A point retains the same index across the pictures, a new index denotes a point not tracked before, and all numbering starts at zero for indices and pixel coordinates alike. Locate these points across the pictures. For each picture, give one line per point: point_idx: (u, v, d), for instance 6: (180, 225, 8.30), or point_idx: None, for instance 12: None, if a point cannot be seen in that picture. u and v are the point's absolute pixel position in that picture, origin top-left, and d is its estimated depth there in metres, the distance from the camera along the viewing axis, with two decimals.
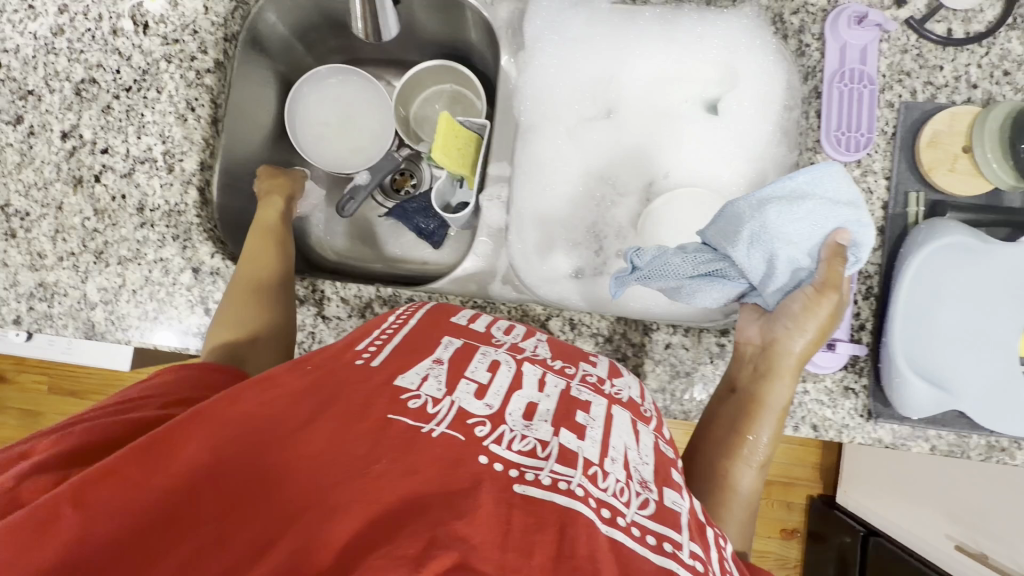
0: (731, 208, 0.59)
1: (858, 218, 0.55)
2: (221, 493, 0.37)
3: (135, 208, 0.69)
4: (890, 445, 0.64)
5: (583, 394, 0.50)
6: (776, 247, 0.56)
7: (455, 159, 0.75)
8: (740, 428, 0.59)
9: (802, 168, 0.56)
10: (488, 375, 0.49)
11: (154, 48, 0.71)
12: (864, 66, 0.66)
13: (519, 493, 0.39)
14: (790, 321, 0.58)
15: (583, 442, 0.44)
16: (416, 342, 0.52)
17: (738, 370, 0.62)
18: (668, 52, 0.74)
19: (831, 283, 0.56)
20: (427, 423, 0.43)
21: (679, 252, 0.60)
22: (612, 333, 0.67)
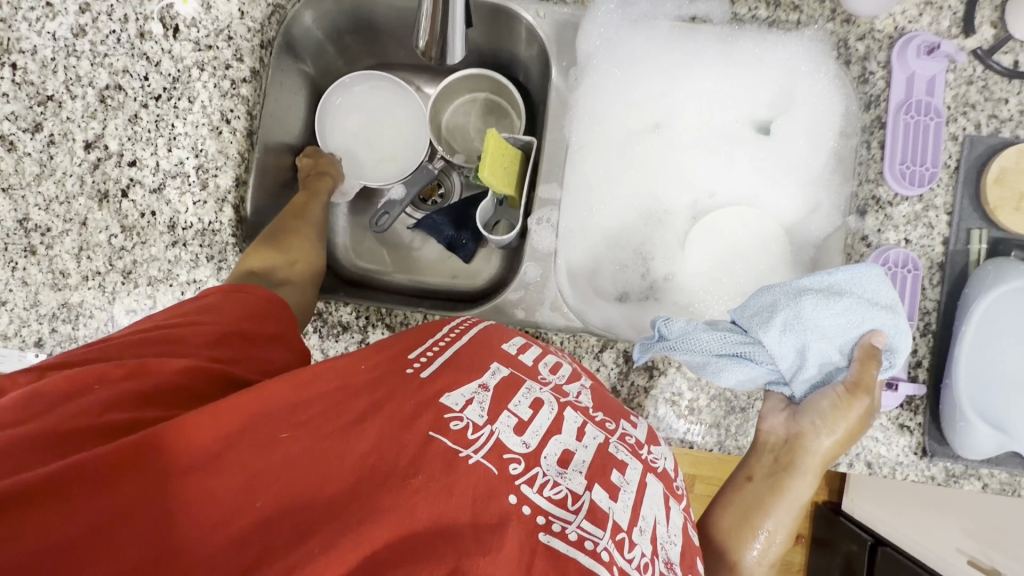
0: (764, 295, 0.60)
1: (894, 323, 0.57)
2: (266, 481, 0.37)
3: (166, 225, 0.65)
4: (943, 484, 0.63)
5: (620, 453, 0.47)
6: (810, 338, 0.57)
7: (501, 179, 0.72)
8: (752, 521, 0.57)
9: (842, 267, 0.58)
10: (529, 412, 0.46)
11: (185, 54, 0.66)
12: (931, 98, 0.65)
13: (543, 543, 0.38)
14: (818, 419, 0.56)
15: (615, 503, 0.42)
16: (471, 358, 0.49)
17: (756, 460, 0.60)
18: (724, 71, 0.74)
19: (863, 384, 0.55)
20: (466, 449, 0.41)
21: (708, 328, 0.59)
22: (667, 367, 0.65)
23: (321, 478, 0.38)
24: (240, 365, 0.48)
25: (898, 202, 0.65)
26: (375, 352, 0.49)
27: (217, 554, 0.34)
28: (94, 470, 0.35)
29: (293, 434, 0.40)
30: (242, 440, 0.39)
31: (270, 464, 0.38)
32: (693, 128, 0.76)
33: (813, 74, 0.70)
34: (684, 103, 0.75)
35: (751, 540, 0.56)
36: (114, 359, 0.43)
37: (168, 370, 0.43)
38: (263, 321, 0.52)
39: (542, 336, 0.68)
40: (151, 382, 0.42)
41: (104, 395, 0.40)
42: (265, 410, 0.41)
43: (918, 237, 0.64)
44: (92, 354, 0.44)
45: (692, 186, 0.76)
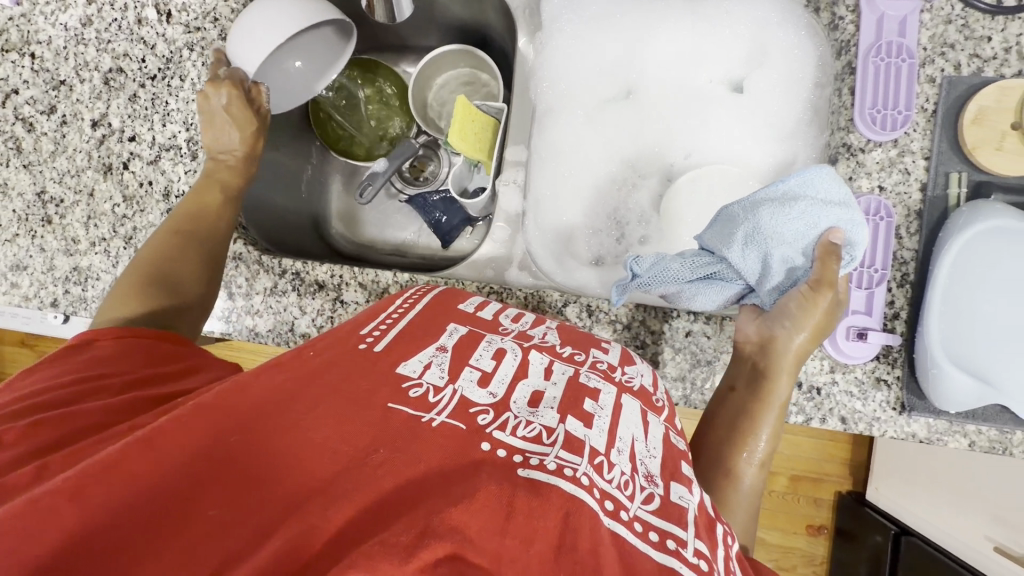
0: (724, 213, 0.61)
1: (850, 218, 0.56)
2: (212, 491, 0.36)
3: (161, 194, 0.71)
4: (925, 441, 0.61)
5: (592, 380, 0.50)
6: (771, 245, 0.57)
7: (472, 144, 0.75)
8: (739, 428, 0.58)
9: (791, 173, 0.57)
10: (492, 362, 0.49)
11: (177, 37, 0.72)
12: (902, 39, 0.62)
13: (524, 477, 0.39)
14: (788, 320, 0.57)
15: (590, 429, 0.44)
16: (421, 328, 0.52)
17: (737, 370, 0.61)
18: (694, 27, 0.73)
19: (827, 280, 0.56)
20: (428, 413, 0.43)
21: (677, 256, 0.59)
22: (630, 321, 0.66)
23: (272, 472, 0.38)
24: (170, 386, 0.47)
25: (871, 148, 0.63)
26: (320, 342, 0.50)
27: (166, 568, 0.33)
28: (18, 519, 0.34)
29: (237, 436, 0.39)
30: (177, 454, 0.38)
31: (217, 471, 0.37)
32: (665, 89, 0.75)
33: (783, 24, 0.69)
34: (654, 64, 0.75)
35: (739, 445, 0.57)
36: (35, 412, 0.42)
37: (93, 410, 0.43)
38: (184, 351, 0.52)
39: (507, 292, 0.68)
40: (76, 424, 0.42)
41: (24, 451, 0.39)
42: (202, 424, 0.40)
43: (893, 184, 0.62)
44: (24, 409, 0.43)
45: (667, 149, 0.76)
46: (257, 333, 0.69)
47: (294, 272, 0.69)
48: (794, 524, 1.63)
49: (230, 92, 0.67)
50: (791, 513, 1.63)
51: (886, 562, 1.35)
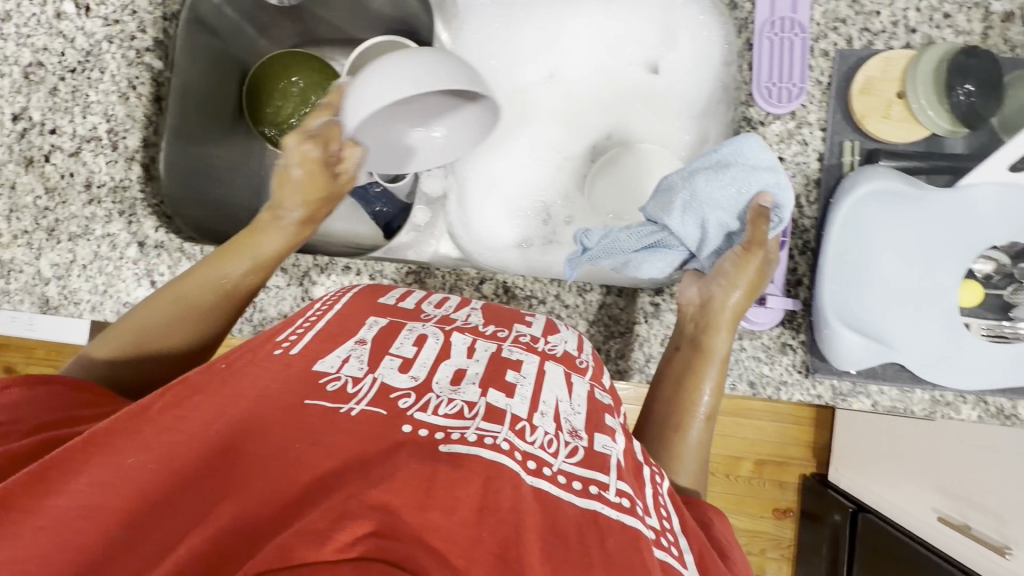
0: (665, 183, 0.63)
1: (778, 182, 0.58)
2: (112, 522, 0.33)
3: (82, 185, 0.71)
4: (831, 402, 0.63)
5: (514, 353, 0.51)
6: (707, 212, 0.60)
7: None
8: (686, 385, 0.58)
9: (724, 141, 0.59)
10: (414, 349, 0.49)
11: (95, 29, 0.72)
12: (795, 14, 0.64)
13: (445, 452, 0.38)
14: (723, 279, 0.59)
15: (512, 399, 0.44)
16: (342, 324, 0.51)
17: (680, 331, 0.61)
18: (605, 11, 0.75)
19: (757, 240, 0.58)
20: (347, 404, 0.41)
21: (625, 228, 0.62)
22: (546, 296, 0.67)
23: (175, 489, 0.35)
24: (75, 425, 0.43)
25: (771, 121, 0.65)
26: (231, 353, 0.47)
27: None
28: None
29: (132, 462, 0.36)
30: (59, 497, 0.33)
31: (112, 505, 0.34)
32: (583, 72, 0.77)
33: (688, 5, 0.71)
34: (570, 48, 0.76)
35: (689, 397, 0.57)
36: None
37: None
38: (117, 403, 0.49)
39: (425, 272, 0.69)
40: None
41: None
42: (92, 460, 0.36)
43: (792, 155, 0.64)
44: None
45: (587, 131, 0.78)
46: None
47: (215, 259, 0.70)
48: (760, 508, 1.65)
49: (309, 148, 0.63)
50: (757, 497, 1.65)
51: (845, 540, 1.38)
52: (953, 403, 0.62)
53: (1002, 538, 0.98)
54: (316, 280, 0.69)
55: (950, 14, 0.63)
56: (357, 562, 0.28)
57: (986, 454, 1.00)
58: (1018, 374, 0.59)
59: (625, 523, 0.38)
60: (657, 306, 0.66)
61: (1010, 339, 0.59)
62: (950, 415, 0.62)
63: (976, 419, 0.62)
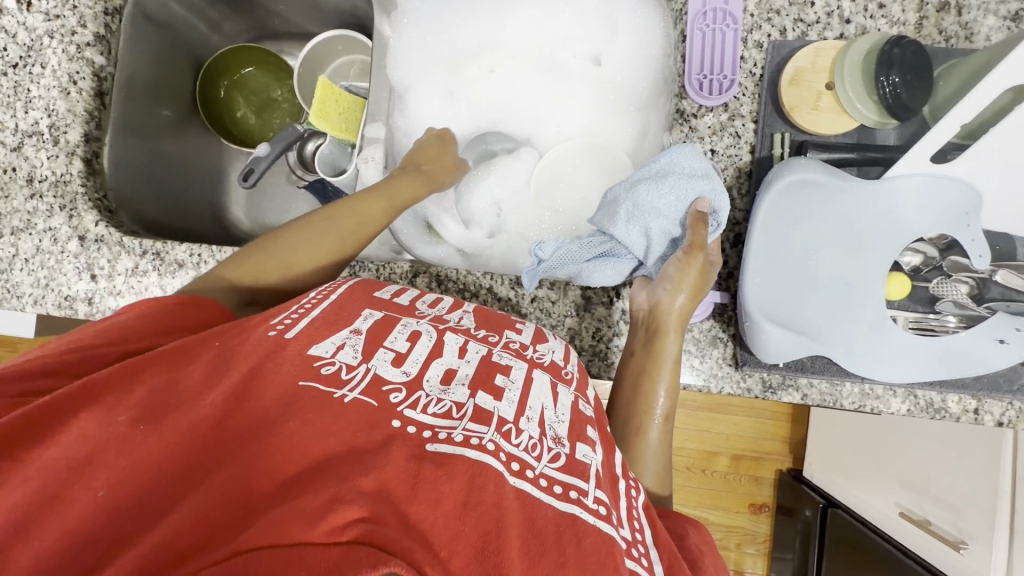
0: (609, 195, 0.64)
1: (715, 187, 0.59)
2: (140, 467, 0.37)
3: (25, 179, 0.72)
4: (760, 395, 0.63)
5: (503, 358, 0.52)
6: (650, 220, 0.59)
7: (337, 125, 0.77)
8: (643, 386, 0.58)
9: (662, 151, 0.60)
10: (407, 344, 0.51)
11: (37, 25, 0.72)
12: (727, 5, 0.63)
13: (431, 451, 0.40)
14: (668, 284, 0.58)
15: (499, 402, 0.47)
16: (339, 312, 0.53)
17: (633, 335, 0.62)
18: (545, 4, 0.74)
19: (696, 243, 0.58)
20: (341, 389, 0.44)
21: (575, 239, 0.63)
22: (478, 289, 0.67)
23: (168, 449, 0.38)
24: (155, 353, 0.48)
25: (703, 113, 0.64)
26: (226, 330, 0.50)
27: (53, 553, 0.32)
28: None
29: (132, 420, 0.39)
30: (67, 444, 0.37)
31: (113, 453, 0.37)
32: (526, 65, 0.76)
33: None
34: (512, 41, 0.76)
35: (649, 394, 0.57)
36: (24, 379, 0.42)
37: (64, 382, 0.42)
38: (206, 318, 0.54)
39: (360, 266, 0.69)
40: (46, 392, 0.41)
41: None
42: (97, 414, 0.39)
43: (725, 147, 0.64)
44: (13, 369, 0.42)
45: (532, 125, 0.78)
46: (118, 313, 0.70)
47: (154, 252, 0.70)
48: (736, 502, 1.65)
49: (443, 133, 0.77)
50: (732, 490, 1.65)
51: (814, 534, 1.39)
52: (883, 396, 0.62)
53: (958, 533, 0.98)
54: None
55: (885, 4, 0.63)
56: (346, 545, 0.30)
57: (946, 448, 1.00)
58: (944, 368, 0.58)
59: (600, 528, 0.40)
60: (588, 299, 0.66)
61: (937, 332, 0.59)
62: (880, 409, 0.63)
63: (907, 412, 0.62)
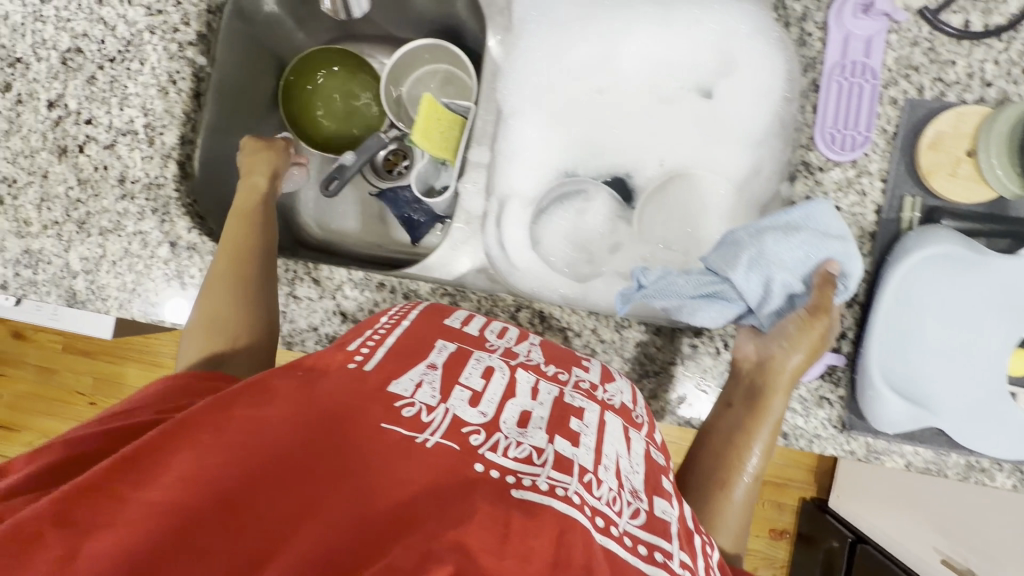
0: (730, 236, 0.61)
1: (848, 250, 0.57)
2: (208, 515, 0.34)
3: (116, 179, 0.70)
4: (863, 459, 0.62)
5: (577, 400, 0.50)
6: (773, 270, 0.58)
7: (437, 142, 0.75)
8: (737, 441, 0.57)
9: (796, 204, 0.58)
10: (482, 382, 0.48)
11: (137, 19, 0.70)
12: (867, 59, 0.62)
13: (517, 497, 0.38)
14: (787, 341, 0.57)
15: (577, 449, 0.43)
16: (413, 343, 0.51)
17: (733, 385, 0.60)
18: (664, 36, 0.71)
19: (823, 306, 0.57)
20: (422, 433, 0.41)
21: (684, 273, 0.61)
22: (582, 329, 0.66)
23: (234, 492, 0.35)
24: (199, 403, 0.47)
25: (830, 167, 0.63)
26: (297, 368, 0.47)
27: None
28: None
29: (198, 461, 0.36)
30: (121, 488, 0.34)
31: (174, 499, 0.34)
32: (632, 94, 0.74)
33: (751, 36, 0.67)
34: (623, 70, 0.74)
35: (738, 452, 0.57)
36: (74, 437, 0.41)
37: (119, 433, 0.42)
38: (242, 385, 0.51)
39: (460, 294, 0.67)
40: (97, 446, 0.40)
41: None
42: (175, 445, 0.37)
43: (849, 205, 0.62)
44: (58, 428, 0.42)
45: (633, 156, 0.75)
46: None
47: None
48: (756, 528, 1.65)
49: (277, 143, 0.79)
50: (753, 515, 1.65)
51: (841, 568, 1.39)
52: (988, 470, 0.60)
53: None
54: (349, 294, 0.68)
55: None
56: None
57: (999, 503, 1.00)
58: None
59: None
60: (695, 348, 0.64)
61: None
62: (985, 482, 0.61)
63: (1010, 488, 0.61)
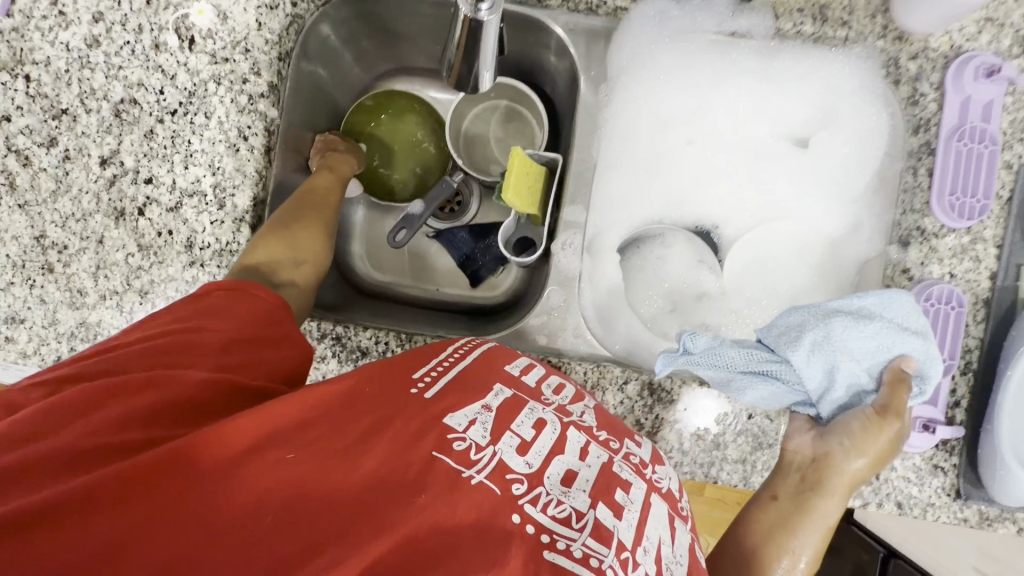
0: (790, 314, 0.58)
1: (925, 350, 0.55)
2: (259, 498, 0.37)
3: (183, 245, 0.64)
4: (976, 526, 0.62)
5: (625, 471, 0.44)
6: (839, 359, 0.55)
7: (524, 198, 0.68)
8: (778, 540, 0.52)
9: (872, 290, 0.56)
10: (532, 432, 0.43)
11: (201, 67, 0.64)
12: (986, 124, 0.62)
13: (548, 559, 0.36)
14: (846, 439, 0.53)
15: (620, 522, 0.40)
16: (466, 380, 0.46)
17: (781, 481, 0.56)
18: (762, 87, 0.69)
19: (894, 408, 0.53)
20: (469, 469, 0.40)
21: (735, 344, 0.57)
22: (693, 401, 0.63)
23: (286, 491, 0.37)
24: (254, 369, 0.47)
25: (945, 233, 0.62)
26: (377, 371, 0.47)
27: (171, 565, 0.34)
28: (69, 499, 0.35)
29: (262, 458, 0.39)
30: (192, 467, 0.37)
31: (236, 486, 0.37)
32: (727, 146, 0.71)
33: (857, 93, 0.66)
34: (720, 119, 0.71)
35: (777, 557, 0.52)
36: (135, 368, 0.43)
37: (187, 381, 0.43)
38: (295, 359, 0.51)
39: (566, 366, 0.65)
40: (164, 396, 0.41)
41: (33, 413, 0.39)
42: (264, 430, 0.40)
43: (963, 271, 0.62)
44: (115, 360, 0.43)
45: (725, 209, 0.72)
46: None
47: (334, 337, 0.64)
48: None
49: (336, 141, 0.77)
50: None
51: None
52: None
53: None
54: None
55: None
56: None
57: None
58: None
59: None
60: None
61: None
62: None
63: None
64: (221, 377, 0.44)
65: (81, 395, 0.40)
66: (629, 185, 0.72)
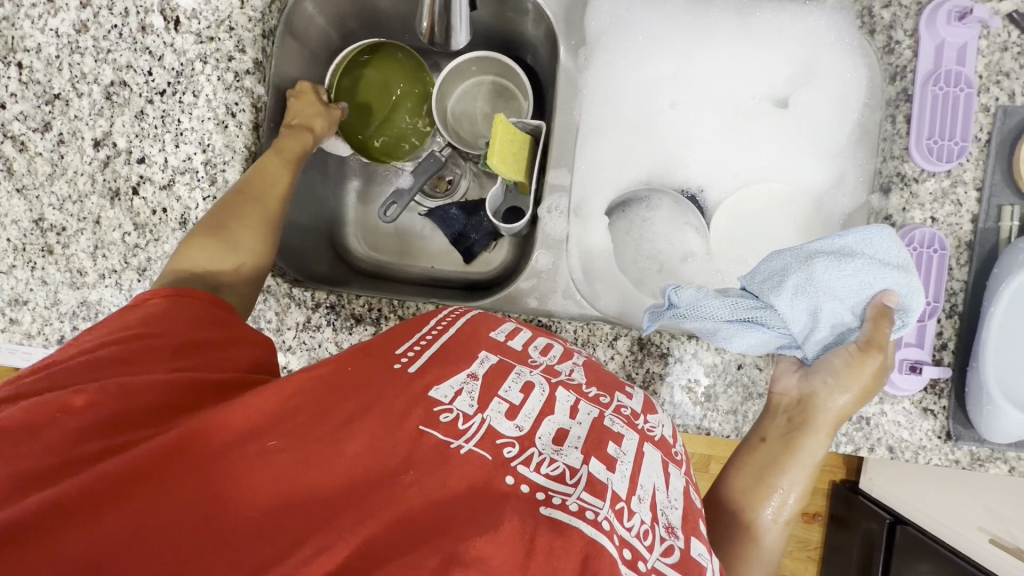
0: (774, 259, 0.59)
1: (907, 281, 0.55)
2: (242, 492, 0.36)
3: (178, 222, 0.65)
4: (968, 468, 0.62)
5: (616, 425, 0.43)
6: (822, 299, 0.55)
7: (510, 166, 0.68)
8: (765, 481, 0.53)
9: (852, 228, 0.57)
10: (521, 396, 0.43)
11: (187, 47, 0.66)
12: (962, 67, 0.62)
13: (545, 515, 0.35)
14: (831, 376, 0.54)
15: (613, 474, 0.39)
16: (455, 349, 0.46)
17: (770, 422, 0.57)
18: (740, 45, 0.71)
19: (876, 342, 0.54)
20: (457, 440, 0.39)
21: (719, 294, 0.57)
22: (683, 354, 0.64)
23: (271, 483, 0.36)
24: (211, 365, 0.47)
25: (925, 178, 0.62)
26: (355, 357, 0.46)
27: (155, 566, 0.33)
28: (38, 523, 0.34)
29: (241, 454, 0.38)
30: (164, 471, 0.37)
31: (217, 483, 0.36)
32: (708, 105, 0.72)
33: (836, 45, 0.67)
34: (700, 79, 0.72)
35: (764, 496, 0.53)
36: (82, 380, 0.42)
37: (149, 386, 0.43)
38: (256, 355, 0.52)
39: (556, 325, 0.66)
40: (123, 407, 0.41)
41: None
42: (240, 425, 0.40)
43: (945, 215, 0.62)
44: (63, 376, 0.43)
45: (709, 167, 0.73)
46: (288, 370, 0.65)
47: (328, 305, 0.65)
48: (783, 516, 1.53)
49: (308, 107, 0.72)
50: None
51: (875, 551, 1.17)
52: None
53: None
54: None
55: None
56: None
57: None
58: None
59: None
60: None
61: None
62: None
63: None
64: (180, 379, 0.44)
65: (31, 414, 0.39)
66: (614, 146, 0.73)
